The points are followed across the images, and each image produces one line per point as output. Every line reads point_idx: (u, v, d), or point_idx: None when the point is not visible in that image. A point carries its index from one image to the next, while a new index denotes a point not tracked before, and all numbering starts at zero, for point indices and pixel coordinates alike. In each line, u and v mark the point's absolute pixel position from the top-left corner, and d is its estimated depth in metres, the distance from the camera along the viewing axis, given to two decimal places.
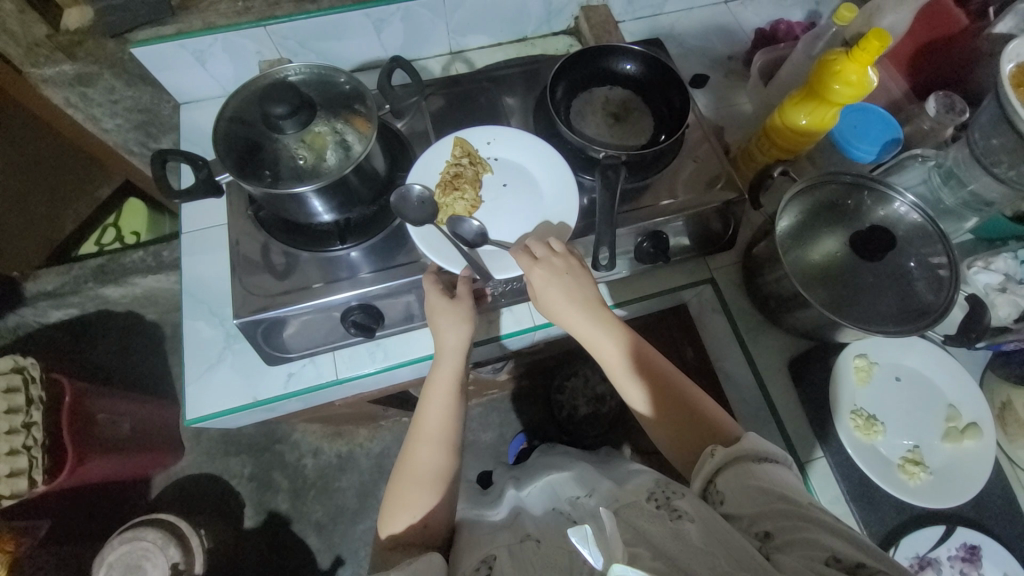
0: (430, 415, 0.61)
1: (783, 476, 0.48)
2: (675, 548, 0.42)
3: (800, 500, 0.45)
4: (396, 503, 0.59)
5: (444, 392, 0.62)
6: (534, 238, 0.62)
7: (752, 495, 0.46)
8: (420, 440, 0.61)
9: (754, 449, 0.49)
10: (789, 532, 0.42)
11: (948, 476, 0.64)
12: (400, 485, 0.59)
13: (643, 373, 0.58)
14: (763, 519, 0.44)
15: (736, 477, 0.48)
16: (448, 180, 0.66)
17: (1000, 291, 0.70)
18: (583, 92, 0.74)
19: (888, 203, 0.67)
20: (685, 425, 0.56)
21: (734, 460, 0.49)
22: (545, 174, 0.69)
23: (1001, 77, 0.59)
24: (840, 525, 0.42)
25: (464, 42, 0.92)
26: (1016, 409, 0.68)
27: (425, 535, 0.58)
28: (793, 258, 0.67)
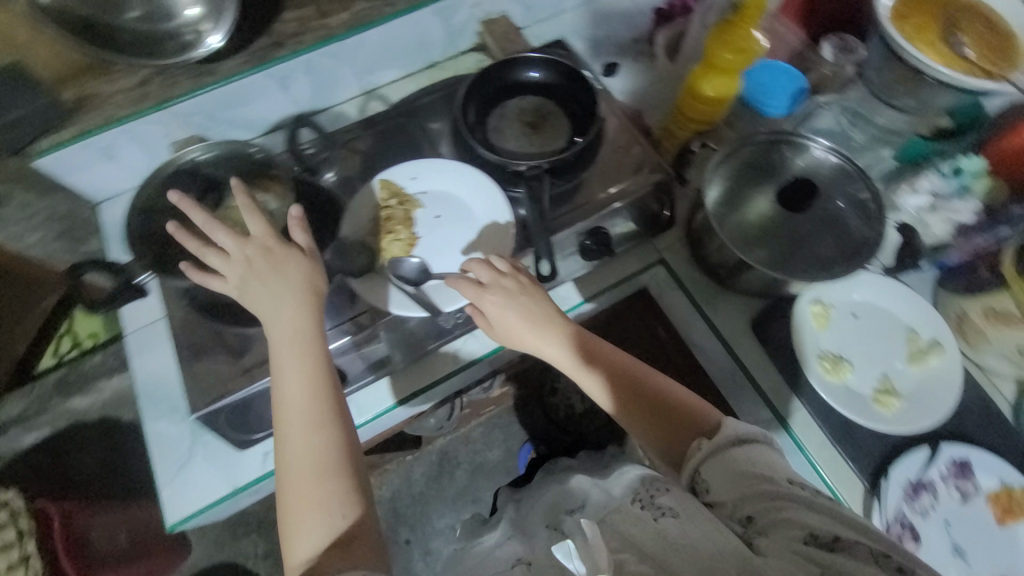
0: (287, 398, 0.52)
1: (760, 449, 0.48)
2: (660, 550, 0.43)
3: (775, 477, 0.46)
4: (298, 513, 0.49)
5: (299, 366, 0.53)
6: (476, 259, 0.61)
7: (733, 479, 0.47)
8: (291, 427, 0.51)
9: (735, 429, 0.49)
10: (768, 515, 0.44)
11: (921, 398, 0.66)
12: (290, 490, 0.50)
13: (613, 374, 0.58)
14: (743, 504, 0.45)
15: (718, 463, 0.48)
16: (380, 225, 0.66)
17: (931, 210, 0.73)
18: (496, 108, 0.74)
19: (808, 151, 0.69)
20: (667, 420, 0.55)
21: (715, 449, 0.49)
22: (474, 199, 0.69)
23: (881, 17, 0.67)
24: (816, 500, 0.44)
25: (375, 80, 0.92)
26: (971, 319, 0.69)
27: (348, 527, 0.49)
28: (731, 223, 0.68)
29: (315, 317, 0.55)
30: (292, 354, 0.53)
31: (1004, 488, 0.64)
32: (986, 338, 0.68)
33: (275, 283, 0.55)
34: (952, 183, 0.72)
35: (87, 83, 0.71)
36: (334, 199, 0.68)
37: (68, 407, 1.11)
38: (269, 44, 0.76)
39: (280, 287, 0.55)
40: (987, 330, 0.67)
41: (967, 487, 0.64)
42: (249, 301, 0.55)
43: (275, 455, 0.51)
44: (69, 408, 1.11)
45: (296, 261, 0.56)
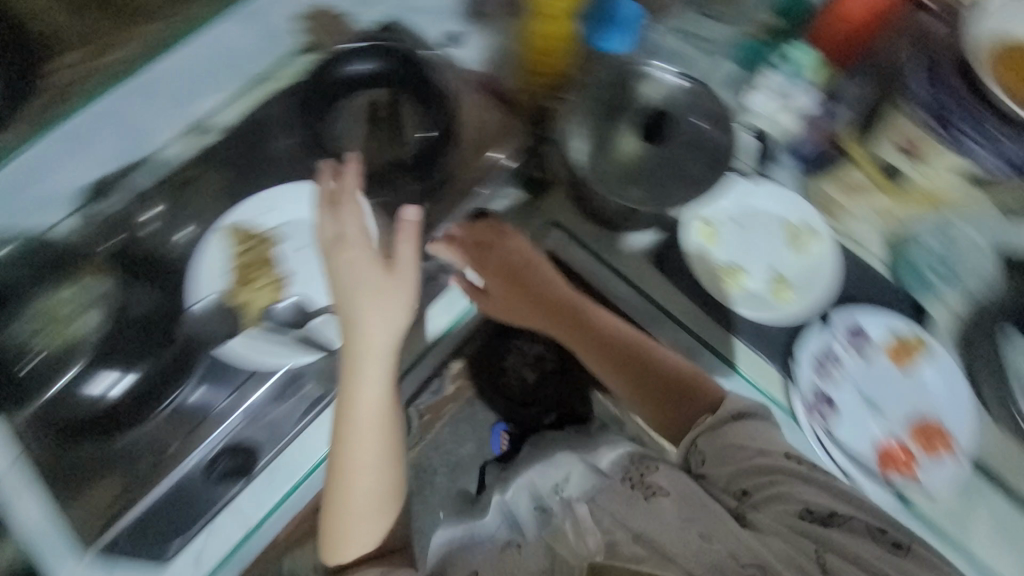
0: (370, 422, 0.56)
1: (757, 428, 0.61)
2: (659, 532, 0.56)
3: (776, 451, 0.60)
4: (350, 525, 0.58)
5: (374, 394, 0.56)
6: (455, 228, 0.69)
7: (728, 456, 0.60)
8: (360, 450, 0.56)
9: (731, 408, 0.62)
10: (765, 485, 0.58)
11: (808, 280, 0.72)
12: (348, 500, 0.58)
13: (618, 355, 0.69)
14: (742, 479, 0.59)
15: (712, 438, 0.62)
16: (240, 272, 0.59)
17: (781, 110, 0.74)
18: (338, 115, 0.71)
19: (651, 77, 0.70)
20: (672, 398, 0.67)
21: (714, 425, 0.62)
22: (336, 214, 0.62)
23: None
24: (807, 471, 0.59)
25: (196, 107, 0.75)
26: (830, 196, 0.75)
27: (384, 546, 0.61)
28: (600, 170, 0.69)
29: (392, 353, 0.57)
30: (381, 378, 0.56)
31: (893, 337, 0.70)
32: (845, 210, 0.74)
33: (355, 279, 0.56)
34: (792, 78, 0.73)
35: None
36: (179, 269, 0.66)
37: None
38: None
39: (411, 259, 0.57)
40: (843, 202, 0.74)
41: (863, 346, 0.70)
42: (362, 302, 0.55)
43: (336, 462, 0.57)
44: None
45: (406, 277, 0.57)
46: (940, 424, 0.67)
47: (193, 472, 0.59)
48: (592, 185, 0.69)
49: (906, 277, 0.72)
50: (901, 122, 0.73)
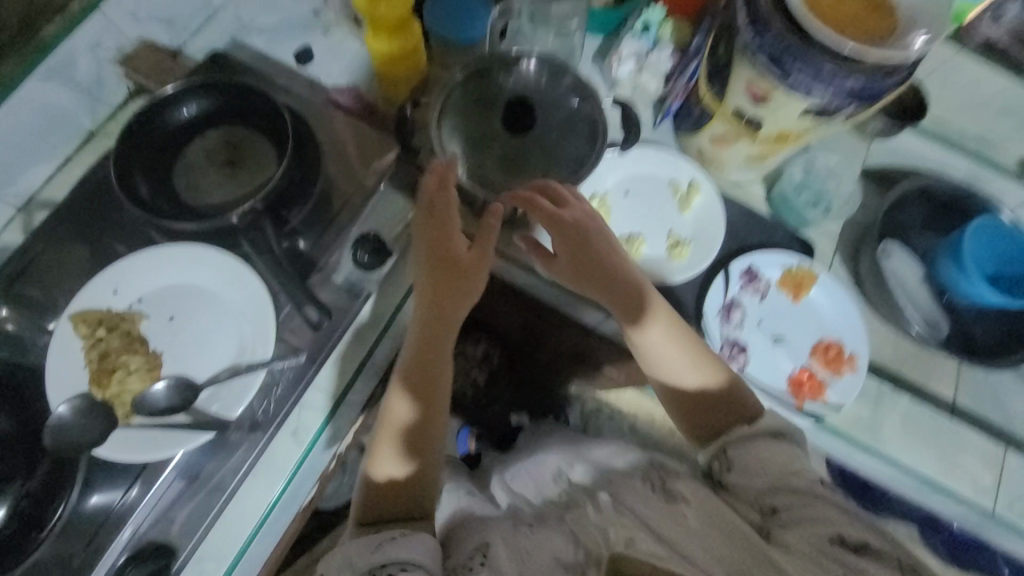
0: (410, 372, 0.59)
1: (792, 449, 0.57)
2: (677, 531, 0.53)
3: (797, 468, 0.55)
4: (393, 465, 0.58)
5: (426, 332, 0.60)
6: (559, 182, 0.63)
7: (764, 475, 0.55)
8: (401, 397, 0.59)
9: (774, 430, 0.57)
10: (793, 508, 0.52)
11: (702, 234, 0.74)
12: (396, 442, 0.58)
13: (674, 348, 0.63)
14: (770, 497, 0.54)
15: (743, 450, 0.57)
16: (100, 364, 0.52)
17: (640, 72, 0.77)
18: (175, 163, 0.61)
19: (510, 66, 0.68)
20: (707, 403, 0.63)
21: (754, 440, 0.57)
22: (203, 274, 0.56)
23: None
24: (829, 495, 0.53)
25: (24, 186, 0.71)
26: (706, 150, 0.76)
27: (415, 503, 0.57)
28: (475, 168, 0.66)
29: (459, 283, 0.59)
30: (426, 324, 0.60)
31: (786, 272, 0.74)
32: (720, 161, 0.75)
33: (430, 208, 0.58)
34: (646, 39, 0.76)
35: None
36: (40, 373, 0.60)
37: None
38: None
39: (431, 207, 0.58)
40: (716, 154, 0.75)
41: (760, 287, 0.73)
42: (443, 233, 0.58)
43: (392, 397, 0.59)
44: None
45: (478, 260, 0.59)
46: (841, 344, 0.72)
47: None
48: (471, 191, 0.65)
49: (782, 212, 0.77)
50: (743, 72, 0.61)
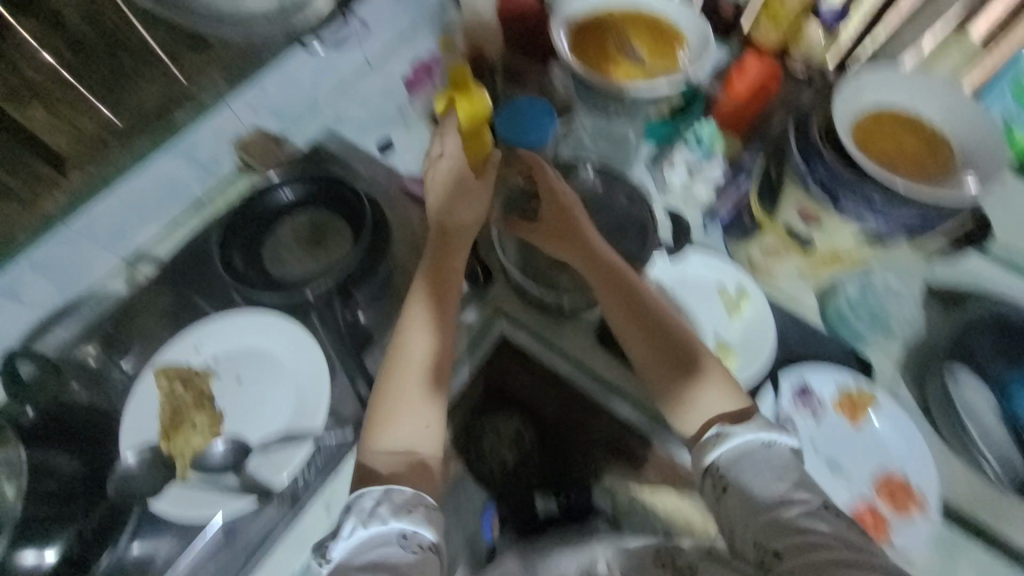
0: (418, 339, 0.60)
1: (791, 468, 0.55)
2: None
3: (792, 491, 0.53)
4: (401, 412, 0.56)
5: (428, 297, 0.62)
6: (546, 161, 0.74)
7: (762, 508, 0.52)
8: (402, 358, 0.59)
9: (763, 437, 0.56)
10: (796, 551, 0.49)
11: (750, 342, 0.73)
12: (405, 381, 0.58)
13: (650, 323, 0.65)
14: (767, 535, 0.51)
15: (738, 459, 0.55)
16: (170, 418, 0.56)
17: (692, 181, 0.80)
18: (266, 237, 0.69)
19: (573, 172, 0.76)
20: (678, 377, 0.63)
21: (739, 454, 0.56)
22: (273, 341, 0.61)
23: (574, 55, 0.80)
24: (831, 529, 0.50)
25: (132, 242, 0.79)
26: (755, 258, 0.77)
27: (422, 445, 0.56)
28: (524, 263, 0.73)
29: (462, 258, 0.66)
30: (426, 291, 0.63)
31: (842, 392, 0.71)
32: (769, 271, 0.77)
33: (445, 188, 0.67)
34: (699, 152, 0.80)
35: None
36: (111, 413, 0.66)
37: None
38: None
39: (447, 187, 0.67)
40: (766, 264, 0.77)
41: (813, 406, 0.70)
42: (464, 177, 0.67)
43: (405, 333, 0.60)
44: None
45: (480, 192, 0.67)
46: (905, 478, 0.67)
47: None
48: (523, 282, 0.72)
49: (839, 329, 0.75)
50: (793, 194, 0.62)
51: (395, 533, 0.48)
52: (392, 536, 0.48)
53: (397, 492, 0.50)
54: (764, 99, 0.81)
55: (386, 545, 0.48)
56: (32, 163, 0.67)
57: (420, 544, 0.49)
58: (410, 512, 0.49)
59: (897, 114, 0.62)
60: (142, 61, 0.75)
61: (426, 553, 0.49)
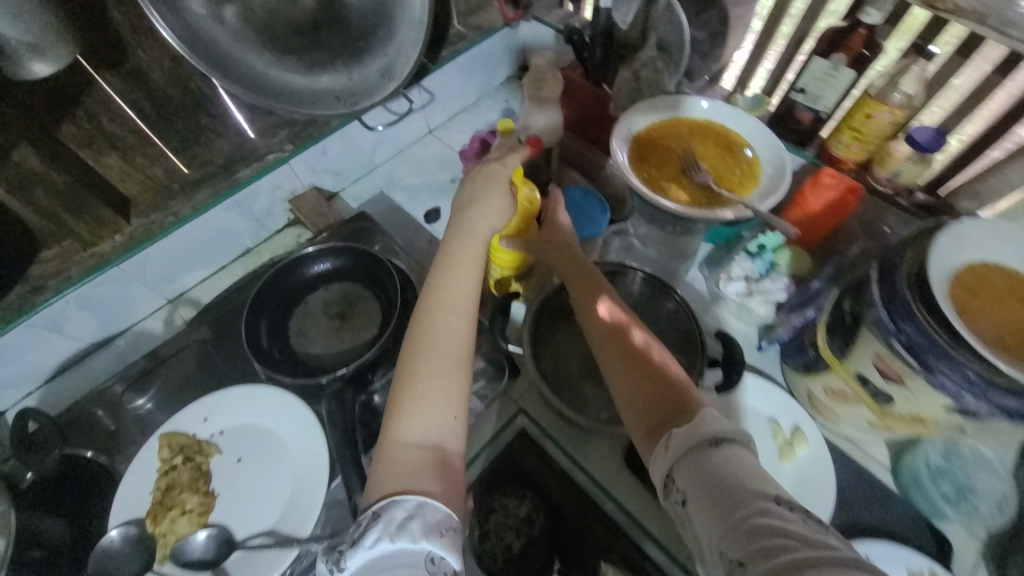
0: (454, 324, 0.55)
1: (740, 453, 0.43)
2: None
3: (751, 490, 0.41)
4: (420, 396, 0.50)
5: (461, 283, 0.57)
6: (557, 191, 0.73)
7: (707, 481, 0.42)
8: (432, 344, 0.53)
9: (710, 430, 0.44)
10: (760, 561, 0.37)
11: (802, 494, 0.64)
12: (427, 360, 0.52)
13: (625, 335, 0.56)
14: (731, 543, 0.39)
15: (689, 465, 0.43)
16: (159, 498, 0.54)
17: (749, 295, 0.74)
18: (298, 306, 0.69)
19: (620, 277, 0.71)
20: (650, 395, 0.51)
21: (686, 447, 0.44)
22: (279, 423, 0.58)
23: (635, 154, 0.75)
24: (799, 531, 0.38)
25: (179, 285, 0.84)
26: (819, 397, 0.68)
27: (449, 436, 0.49)
28: (552, 371, 0.68)
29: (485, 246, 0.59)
30: (467, 274, 0.57)
31: None
32: (837, 414, 0.66)
33: (487, 183, 0.62)
34: (759, 264, 0.75)
35: None
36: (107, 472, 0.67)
37: None
38: (25, 292, 0.65)
39: (487, 179, 0.62)
40: (834, 406, 0.66)
41: None
42: (491, 172, 0.63)
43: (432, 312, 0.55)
44: None
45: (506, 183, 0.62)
46: None
47: None
48: (548, 389, 0.66)
49: (912, 495, 0.64)
50: (869, 345, 0.56)
51: (423, 555, 0.42)
52: (420, 558, 0.42)
53: (427, 505, 0.44)
54: (839, 215, 0.74)
55: (411, 568, 0.41)
56: (94, 206, 0.70)
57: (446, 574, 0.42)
58: (442, 535, 0.43)
59: (1009, 274, 0.53)
60: (215, 119, 0.79)
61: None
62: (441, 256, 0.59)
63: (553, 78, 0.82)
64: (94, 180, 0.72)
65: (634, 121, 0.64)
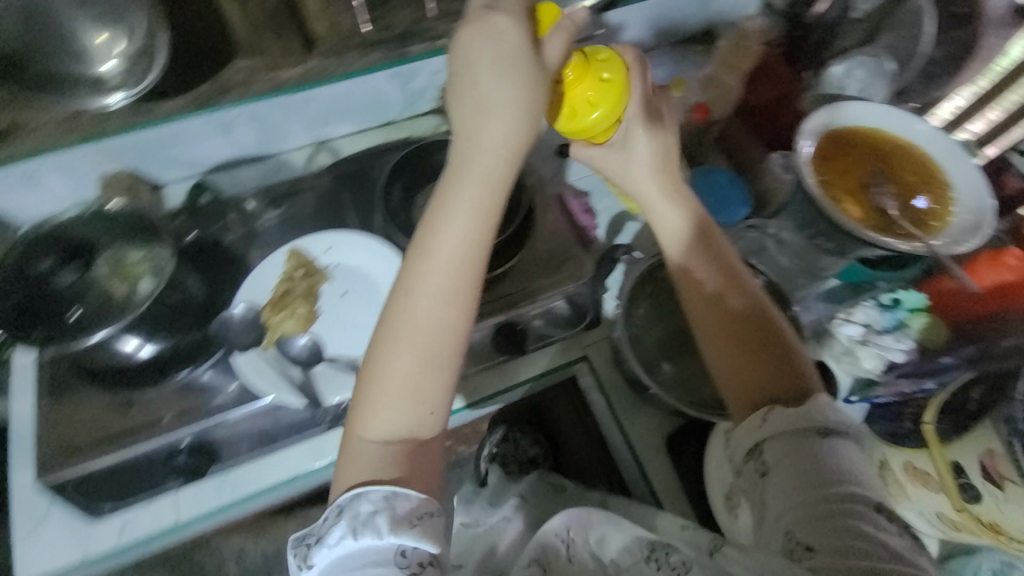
0: (434, 312, 0.51)
1: (843, 452, 0.48)
2: (744, 560, 0.48)
3: (845, 488, 0.46)
4: (389, 389, 0.51)
5: (451, 267, 0.52)
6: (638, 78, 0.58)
7: (799, 462, 0.47)
8: (412, 336, 0.51)
9: (820, 425, 0.48)
10: (832, 544, 0.43)
11: None
12: (398, 350, 0.51)
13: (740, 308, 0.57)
14: (807, 528, 0.45)
15: (781, 443, 0.49)
16: (278, 295, 0.62)
17: (862, 343, 0.70)
18: (428, 183, 0.73)
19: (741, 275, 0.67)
20: (749, 372, 0.55)
21: (787, 429, 0.49)
22: (387, 277, 0.65)
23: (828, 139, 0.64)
24: (881, 537, 0.44)
25: (327, 132, 0.91)
26: (893, 469, 0.63)
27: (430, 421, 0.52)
28: (636, 335, 0.68)
29: (494, 216, 0.53)
30: (458, 257, 0.52)
31: None
32: (905, 494, 0.62)
33: (496, 60, 0.50)
34: (887, 318, 0.71)
35: None
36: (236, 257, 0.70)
37: None
38: (213, 90, 0.74)
39: (500, 58, 0.50)
40: (906, 485, 0.62)
41: None
42: (484, 72, 0.50)
43: (404, 302, 0.52)
44: None
45: (525, 71, 0.50)
46: None
47: (157, 452, 0.60)
48: (628, 350, 0.67)
49: None
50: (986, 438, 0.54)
51: (394, 550, 0.45)
52: (390, 554, 0.45)
53: (397, 502, 0.47)
54: (1012, 304, 0.69)
55: (383, 564, 0.45)
56: (292, 38, 0.77)
57: (420, 563, 0.46)
58: (410, 528, 0.46)
59: None
60: None
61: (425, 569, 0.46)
62: (430, 228, 0.52)
63: (750, 52, 0.76)
64: (294, 8, 0.79)
65: (862, 112, 0.60)
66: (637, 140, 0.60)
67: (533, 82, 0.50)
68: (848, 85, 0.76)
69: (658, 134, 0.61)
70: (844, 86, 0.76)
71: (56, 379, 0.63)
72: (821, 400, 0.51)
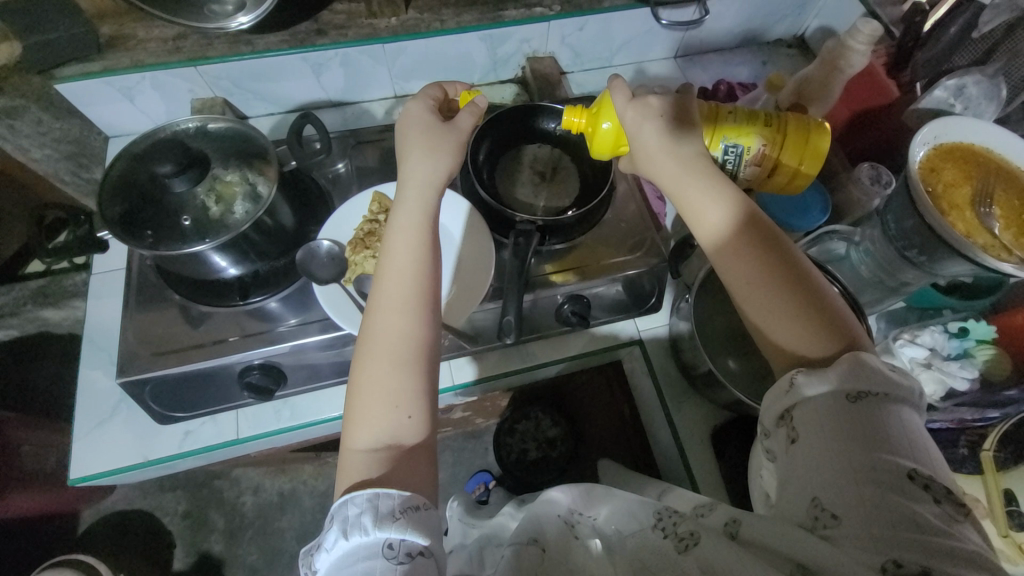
0: (405, 309, 0.53)
1: (878, 414, 0.41)
2: (756, 529, 0.43)
3: (875, 452, 0.39)
4: (371, 388, 0.51)
5: (411, 266, 0.54)
6: (622, 86, 0.55)
7: (829, 424, 0.41)
8: (376, 343, 0.52)
9: (851, 385, 0.42)
10: (858, 510, 0.38)
11: None
12: (378, 349, 0.52)
13: (789, 275, 0.49)
14: (831, 494, 0.39)
15: (813, 407, 0.43)
16: (359, 235, 0.64)
17: (925, 366, 0.68)
18: (512, 150, 0.77)
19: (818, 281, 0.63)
20: (790, 347, 0.48)
21: (818, 394, 0.43)
22: (463, 233, 0.69)
23: (952, 138, 0.61)
24: (910, 507, 0.37)
25: (408, 87, 0.91)
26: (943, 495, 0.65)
27: (417, 412, 0.51)
28: (702, 325, 0.68)
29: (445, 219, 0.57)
30: (413, 259, 0.54)
31: None
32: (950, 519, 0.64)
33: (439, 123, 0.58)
34: (954, 344, 0.69)
35: (126, 24, 0.76)
36: (322, 194, 0.72)
37: (40, 317, 0.99)
38: (312, 30, 0.78)
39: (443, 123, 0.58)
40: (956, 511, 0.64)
41: None
42: (419, 137, 0.58)
43: (378, 307, 0.53)
44: (41, 318, 1.00)
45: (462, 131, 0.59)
46: None
47: (228, 367, 0.63)
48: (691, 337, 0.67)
49: None
50: None
51: (380, 544, 0.43)
52: (377, 549, 0.43)
53: (379, 497, 0.45)
54: None
55: (370, 559, 0.43)
56: None
57: (409, 554, 0.43)
58: (393, 521, 0.44)
59: None
60: None
61: (416, 561, 0.43)
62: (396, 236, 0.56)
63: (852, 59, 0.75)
64: None
65: (969, 127, 0.61)
66: (642, 126, 0.53)
67: (446, 132, 0.58)
68: (952, 105, 0.75)
69: (688, 127, 0.54)
70: (944, 106, 0.74)
71: (138, 284, 0.66)
72: (852, 360, 0.43)
